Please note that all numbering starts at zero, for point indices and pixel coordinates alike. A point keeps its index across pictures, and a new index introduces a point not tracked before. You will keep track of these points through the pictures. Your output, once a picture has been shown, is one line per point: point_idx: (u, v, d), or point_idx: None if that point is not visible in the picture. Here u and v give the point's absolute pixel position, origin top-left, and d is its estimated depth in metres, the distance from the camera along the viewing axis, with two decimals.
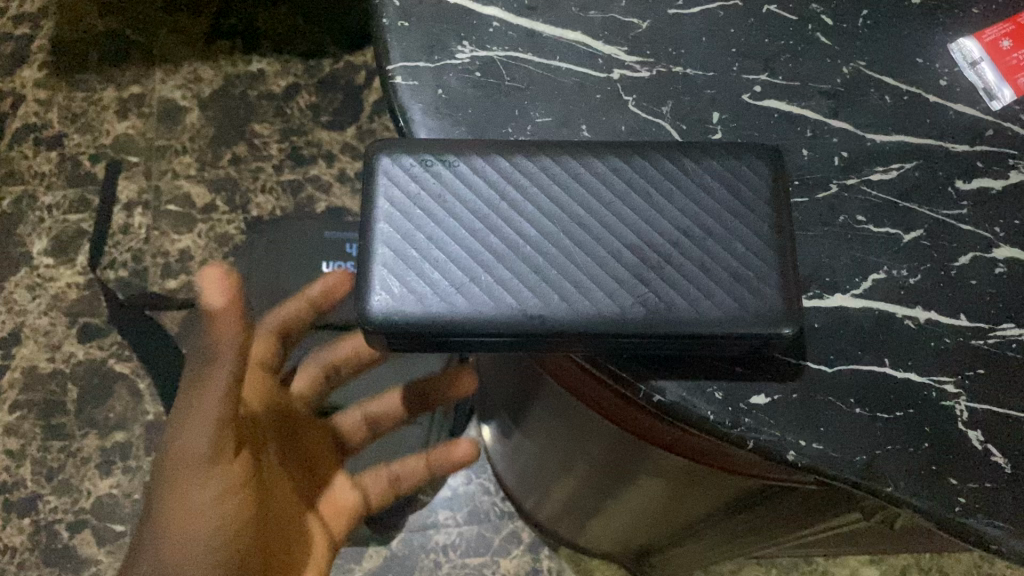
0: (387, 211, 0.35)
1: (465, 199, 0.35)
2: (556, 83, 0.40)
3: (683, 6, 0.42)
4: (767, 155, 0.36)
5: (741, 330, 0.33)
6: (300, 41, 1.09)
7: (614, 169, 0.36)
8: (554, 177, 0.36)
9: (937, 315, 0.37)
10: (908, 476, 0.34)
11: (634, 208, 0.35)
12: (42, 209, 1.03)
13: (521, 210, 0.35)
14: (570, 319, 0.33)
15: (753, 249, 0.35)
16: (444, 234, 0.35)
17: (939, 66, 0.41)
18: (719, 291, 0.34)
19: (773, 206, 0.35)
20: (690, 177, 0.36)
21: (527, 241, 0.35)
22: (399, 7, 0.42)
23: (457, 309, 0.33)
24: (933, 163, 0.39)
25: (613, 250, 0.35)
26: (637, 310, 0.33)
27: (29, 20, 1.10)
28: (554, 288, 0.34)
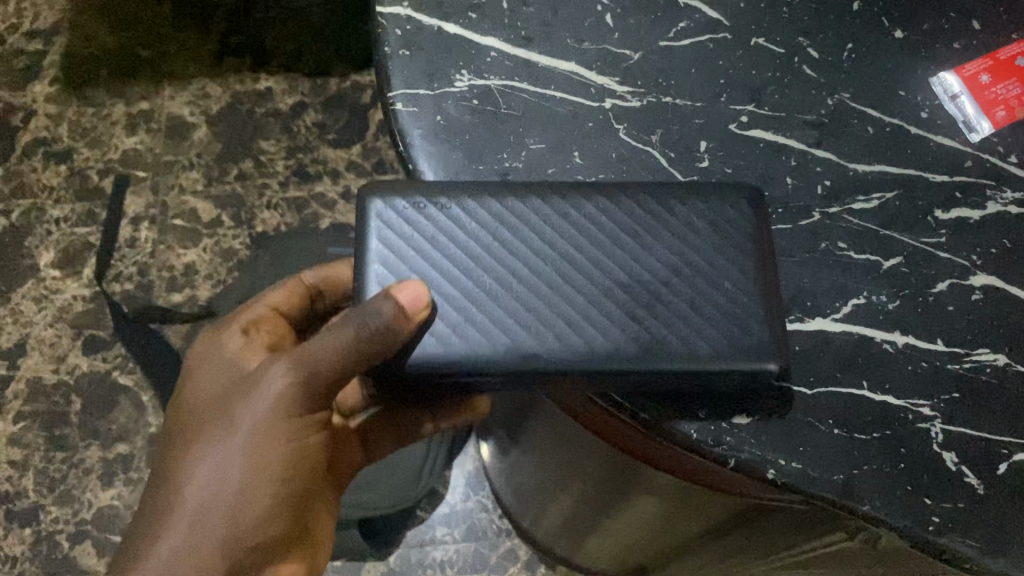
0: (381, 256, 0.36)
1: (458, 239, 0.37)
2: (549, 111, 0.42)
3: (673, 39, 0.44)
4: (750, 195, 0.38)
5: (730, 365, 0.35)
6: (307, 60, 1.11)
7: (601, 210, 0.37)
8: (542, 217, 0.37)
9: (914, 339, 0.38)
10: (885, 495, 0.35)
11: (622, 248, 0.37)
12: (50, 222, 1.05)
13: (511, 248, 0.36)
14: (563, 358, 0.34)
15: (740, 285, 0.36)
16: (437, 273, 0.36)
17: (921, 98, 0.43)
18: (706, 327, 0.35)
19: (758, 241, 0.37)
20: (675, 215, 0.37)
21: (519, 280, 0.36)
22: (401, 36, 0.44)
23: (453, 351, 0.35)
24: (913, 192, 0.41)
25: (603, 289, 0.36)
26: (626, 350, 0.35)
27: (42, 36, 1.12)
28: (547, 328, 0.35)
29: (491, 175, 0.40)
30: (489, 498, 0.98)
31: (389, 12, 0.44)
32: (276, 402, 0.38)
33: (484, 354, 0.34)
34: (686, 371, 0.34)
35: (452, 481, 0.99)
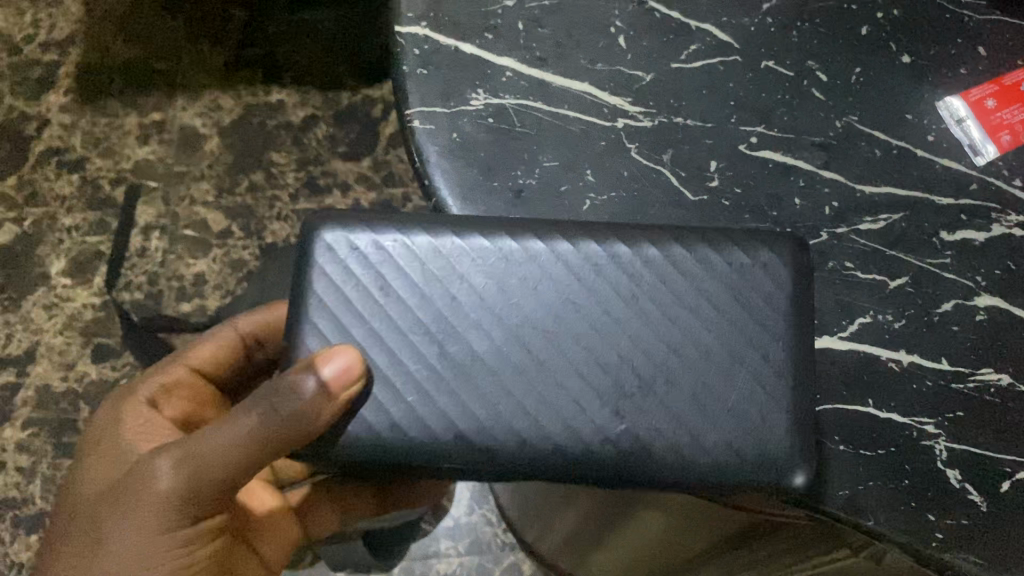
0: (324, 311, 0.35)
1: (412, 297, 0.35)
2: (563, 130, 0.43)
3: (685, 60, 0.44)
4: (793, 247, 0.36)
5: (725, 475, 0.33)
6: (319, 74, 1.12)
7: (602, 268, 0.35)
8: (527, 275, 0.35)
9: (919, 358, 0.39)
10: (890, 511, 0.36)
11: (619, 320, 0.34)
12: (62, 230, 1.06)
13: (480, 314, 0.35)
14: (520, 453, 0.33)
15: (756, 374, 0.34)
16: (395, 339, 0.34)
17: (928, 122, 0.43)
18: (710, 431, 0.34)
19: (794, 323, 0.35)
20: (694, 281, 0.35)
21: (488, 354, 0.34)
22: (419, 55, 0.45)
23: (398, 434, 0.33)
24: (919, 214, 0.42)
25: (589, 371, 0.34)
26: (602, 448, 0.33)
27: (56, 47, 1.14)
28: (508, 415, 0.33)
29: (505, 193, 0.41)
30: (493, 512, 1.01)
31: (407, 32, 0.45)
32: (165, 499, 0.41)
33: (432, 442, 0.33)
34: (676, 478, 0.33)
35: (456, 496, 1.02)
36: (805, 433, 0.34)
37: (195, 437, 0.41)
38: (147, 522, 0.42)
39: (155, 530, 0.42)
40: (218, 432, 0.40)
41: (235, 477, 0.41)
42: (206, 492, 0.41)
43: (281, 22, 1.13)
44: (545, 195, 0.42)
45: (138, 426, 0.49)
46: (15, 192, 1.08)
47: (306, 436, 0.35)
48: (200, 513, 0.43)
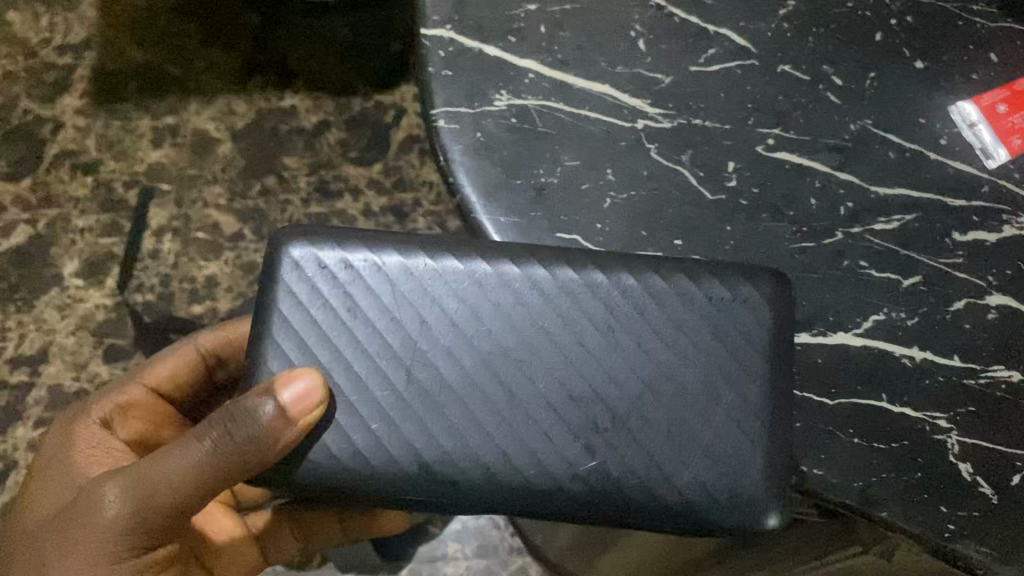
0: (289, 331, 0.35)
1: (381, 321, 0.35)
2: (584, 130, 0.44)
3: (704, 64, 0.46)
4: (775, 283, 0.36)
5: (692, 513, 0.34)
6: (331, 81, 1.13)
7: (578, 296, 0.35)
8: (501, 302, 0.35)
9: (931, 355, 0.40)
10: (903, 502, 0.37)
11: (592, 351, 0.35)
12: (75, 232, 1.07)
13: (451, 342, 0.35)
14: (486, 485, 0.34)
15: (732, 413, 0.35)
16: (364, 363, 0.35)
17: (940, 126, 0.44)
18: (682, 467, 0.34)
19: (771, 363, 0.35)
20: (672, 314, 0.35)
21: (456, 381, 0.35)
22: (444, 57, 0.46)
23: (359, 463, 0.34)
24: (932, 215, 0.43)
25: (558, 401, 0.35)
26: (572, 484, 0.34)
27: (72, 50, 1.14)
28: (476, 446, 0.34)
29: (527, 191, 0.43)
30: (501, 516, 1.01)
31: (432, 34, 0.46)
32: (114, 527, 0.42)
33: (397, 472, 0.34)
34: (644, 515, 0.34)
35: None
36: (779, 474, 0.35)
37: (144, 467, 0.42)
38: (95, 554, 0.43)
39: (102, 561, 0.43)
40: (169, 461, 0.41)
41: (183, 506, 0.42)
42: (157, 517, 0.42)
43: (295, 26, 1.15)
44: (566, 193, 0.43)
45: (91, 448, 0.53)
46: (29, 193, 1.08)
47: (263, 462, 0.35)
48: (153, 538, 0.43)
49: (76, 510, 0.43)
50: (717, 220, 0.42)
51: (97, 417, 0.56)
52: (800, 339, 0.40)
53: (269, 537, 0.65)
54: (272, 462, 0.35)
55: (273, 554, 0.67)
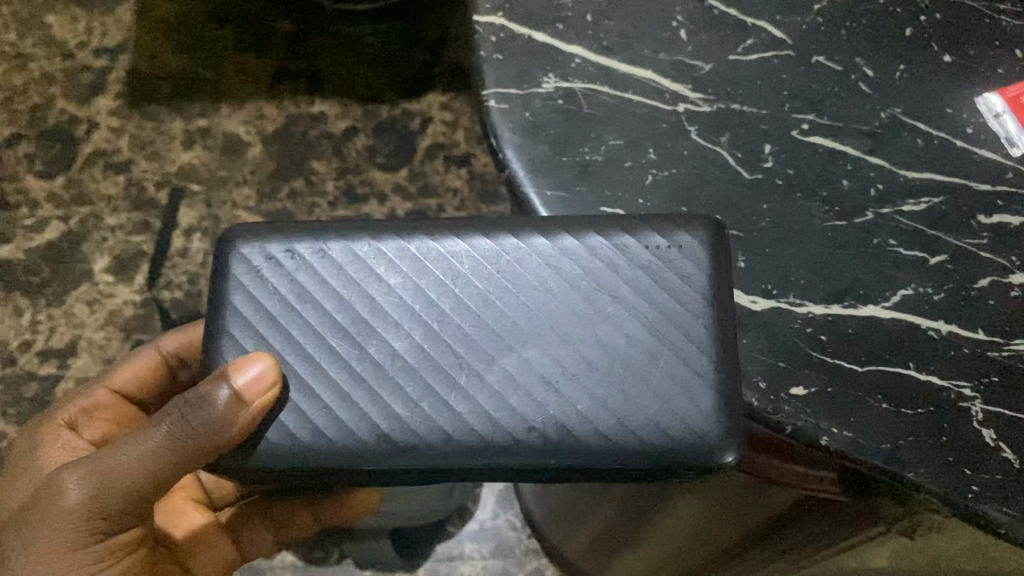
0: (244, 325, 0.38)
1: (330, 300, 0.38)
2: (628, 112, 0.46)
3: (741, 53, 0.48)
4: (711, 230, 0.39)
5: (655, 455, 0.36)
6: (360, 88, 1.14)
7: (521, 261, 0.38)
8: (446, 274, 0.38)
9: (957, 328, 0.42)
10: (929, 464, 0.39)
11: (539, 314, 0.38)
12: (107, 229, 1.08)
13: (400, 313, 0.38)
14: (444, 450, 0.35)
15: (680, 357, 0.37)
16: (320, 341, 0.37)
17: (967, 115, 0.47)
18: (637, 410, 0.36)
19: (717, 307, 0.38)
20: (613, 270, 0.38)
21: (410, 343, 0.37)
22: (495, 42, 0.48)
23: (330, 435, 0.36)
24: (958, 198, 0.45)
25: (508, 358, 0.37)
26: (531, 441, 0.36)
27: (108, 52, 1.15)
28: (433, 410, 0.36)
29: (573, 167, 0.45)
30: (517, 518, 1.03)
31: (484, 21, 0.49)
32: (74, 514, 0.45)
33: (355, 444, 0.36)
34: (608, 464, 0.36)
35: (482, 498, 1.03)
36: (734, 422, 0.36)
37: (103, 454, 0.44)
38: (58, 540, 0.45)
39: (65, 546, 0.46)
40: (127, 449, 0.43)
41: (141, 492, 0.44)
42: (115, 507, 0.45)
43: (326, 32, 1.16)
44: (609, 170, 0.45)
45: (57, 451, 0.55)
46: (62, 191, 1.10)
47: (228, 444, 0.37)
48: (113, 526, 0.46)
49: (35, 499, 0.45)
50: (753, 198, 0.44)
51: (60, 421, 0.58)
52: (833, 310, 0.42)
53: (246, 535, 0.64)
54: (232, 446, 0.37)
55: (253, 553, 0.65)
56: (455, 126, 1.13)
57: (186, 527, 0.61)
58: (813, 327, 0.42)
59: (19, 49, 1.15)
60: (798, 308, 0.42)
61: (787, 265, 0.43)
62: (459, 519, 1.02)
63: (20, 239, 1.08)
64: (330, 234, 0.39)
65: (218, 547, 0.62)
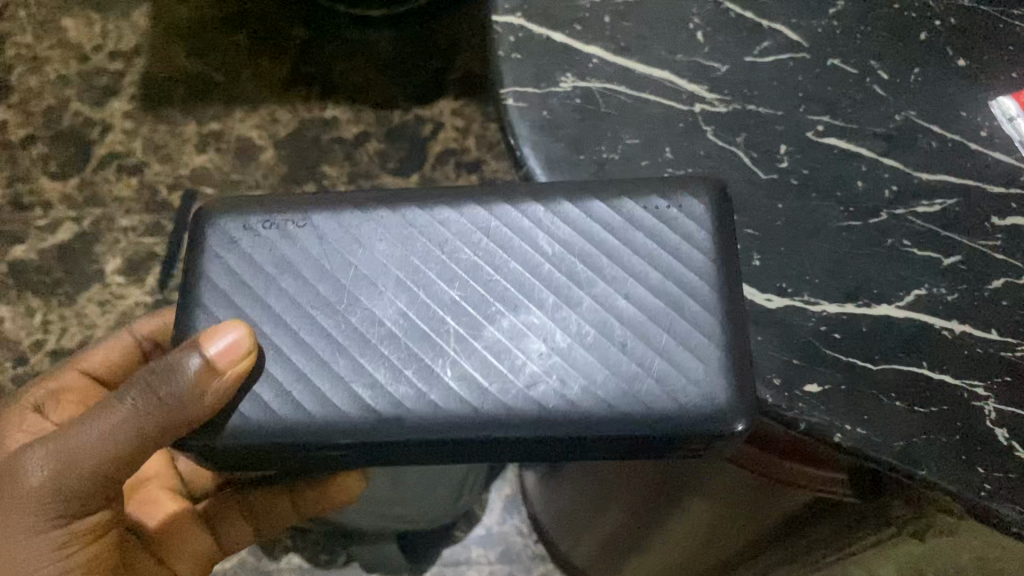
0: (222, 300, 0.40)
1: (310, 270, 0.40)
2: (645, 112, 0.47)
3: (758, 55, 0.48)
4: (715, 192, 0.41)
5: (657, 415, 0.37)
6: (372, 95, 1.11)
7: (510, 225, 0.41)
8: (441, 242, 0.41)
9: (970, 328, 0.42)
10: (942, 462, 0.39)
11: (535, 278, 0.40)
12: (118, 231, 1.06)
13: (387, 280, 0.40)
14: (430, 416, 0.37)
15: (676, 318, 0.39)
16: (304, 308, 0.40)
17: (980, 118, 0.47)
18: (631, 370, 0.38)
19: (723, 262, 0.40)
20: (611, 234, 0.40)
21: (400, 308, 0.39)
22: (514, 41, 0.49)
23: (327, 410, 0.37)
24: (972, 200, 0.45)
25: (498, 319, 0.39)
26: (524, 406, 0.37)
27: (123, 56, 1.11)
28: (418, 377, 0.38)
29: (589, 165, 0.45)
30: (525, 523, 1.02)
31: (504, 21, 0.50)
32: (39, 492, 0.45)
33: (339, 418, 0.37)
34: (600, 430, 0.37)
35: (489, 504, 1.03)
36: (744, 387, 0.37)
37: (65, 432, 0.44)
38: (24, 520, 0.45)
39: (29, 529, 0.46)
40: (89, 426, 0.43)
41: (104, 471, 0.44)
42: (80, 486, 0.45)
43: (337, 40, 1.12)
44: (625, 169, 0.45)
45: (25, 429, 0.55)
46: (75, 192, 1.07)
47: (195, 420, 0.39)
48: (81, 507, 0.46)
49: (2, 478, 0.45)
50: (768, 198, 0.45)
51: (31, 402, 0.58)
52: (847, 309, 0.42)
53: (223, 526, 0.64)
54: (208, 419, 0.39)
55: (233, 546, 0.65)
56: (466, 134, 1.10)
57: (159, 514, 0.62)
58: (826, 325, 0.42)
59: (34, 52, 1.10)
60: (813, 306, 0.42)
61: (802, 265, 0.43)
62: (467, 522, 1.02)
63: (34, 240, 1.05)
64: (311, 208, 0.41)
65: (196, 537, 0.63)
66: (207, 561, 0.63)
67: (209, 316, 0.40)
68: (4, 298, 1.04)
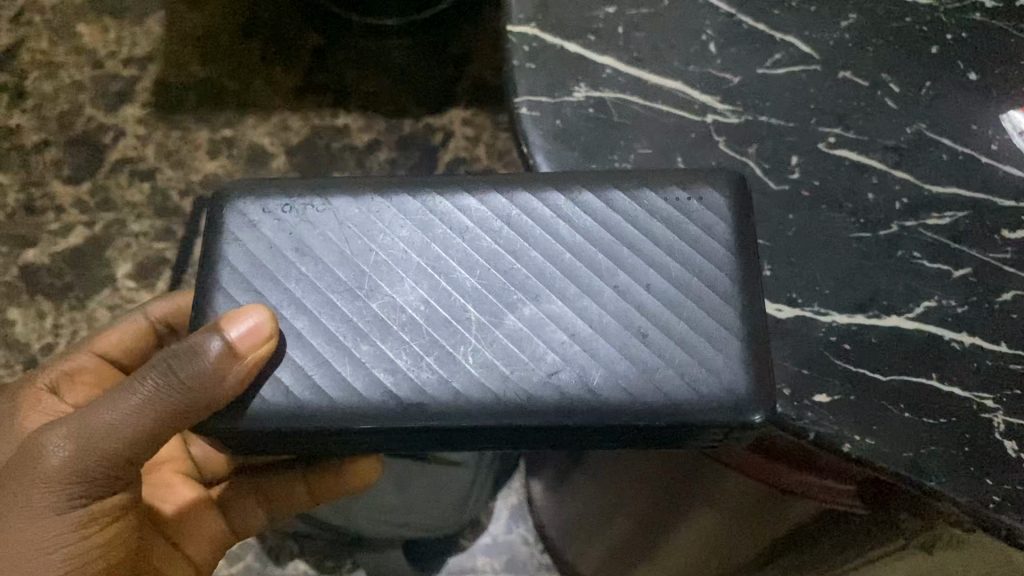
0: (242, 284, 0.40)
1: (329, 254, 0.40)
2: (658, 122, 0.47)
3: (770, 67, 0.49)
4: (733, 182, 0.41)
5: (679, 404, 0.37)
6: (384, 101, 1.10)
7: (531, 214, 0.41)
8: (462, 229, 0.41)
9: (980, 339, 0.42)
10: (951, 473, 0.39)
11: (556, 267, 0.40)
12: (130, 236, 1.05)
13: (408, 267, 0.40)
14: (453, 403, 0.37)
15: (697, 310, 0.39)
16: (324, 292, 0.40)
17: (991, 132, 0.47)
18: (653, 362, 0.38)
19: (742, 252, 0.40)
20: (631, 224, 0.41)
21: (421, 294, 0.40)
22: (528, 51, 0.49)
23: (348, 397, 0.37)
24: (983, 213, 0.45)
25: (518, 307, 0.39)
26: (546, 394, 0.37)
27: (137, 63, 1.11)
28: (439, 363, 0.38)
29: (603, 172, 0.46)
30: (531, 532, 1.02)
31: (518, 31, 0.50)
32: (60, 473, 0.44)
33: (360, 404, 0.37)
34: (622, 420, 0.37)
35: (495, 512, 1.03)
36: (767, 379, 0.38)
37: (85, 412, 0.44)
38: (44, 502, 0.45)
39: (48, 511, 0.45)
40: (110, 405, 0.43)
41: (126, 449, 0.44)
42: (102, 466, 0.44)
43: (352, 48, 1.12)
44: None
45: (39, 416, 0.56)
46: (88, 197, 1.06)
47: (215, 404, 0.39)
48: (101, 487, 0.46)
49: (18, 462, 0.44)
50: (780, 208, 0.45)
51: (43, 384, 0.58)
52: (857, 320, 0.43)
53: (235, 509, 0.64)
54: (225, 403, 0.38)
55: (245, 530, 0.66)
56: (477, 142, 1.09)
57: (175, 501, 0.62)
58: (836, 336, 0.42)
59: (50, 57, 1.11)
60: (823, 316, 0.43)
61: (812, 275, 0.43)
62: (473, 532, 1.02)
63: (46, 243, 1.05)
64: (330, 193, 0.41)
65: (208, 521, 0.64)
66: (219, 543, 0.64)
67: (231, 301, 0.40)
68: (14, 301, 1.04)
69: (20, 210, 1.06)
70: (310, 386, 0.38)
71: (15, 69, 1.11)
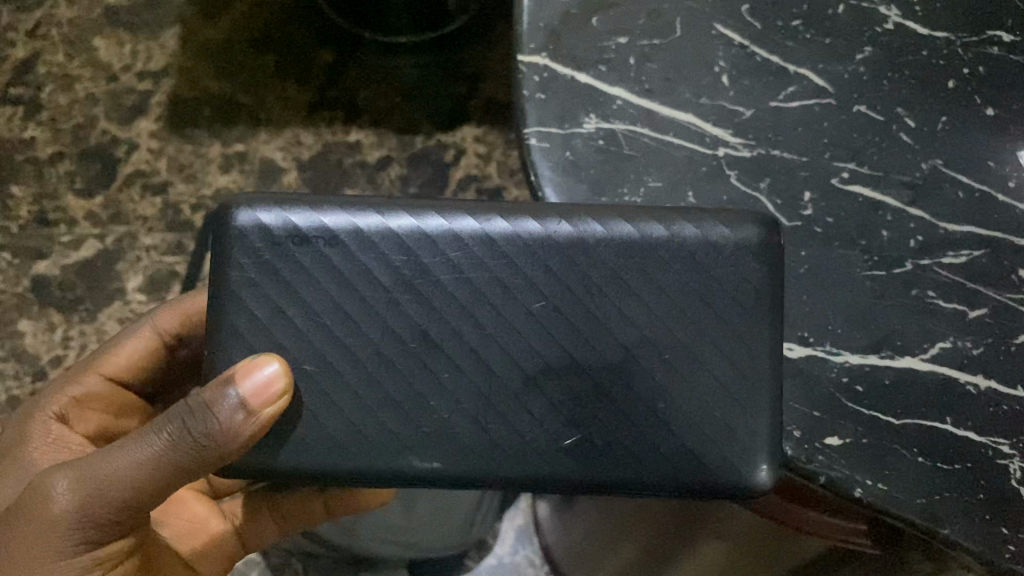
0: (254, 323, 0.39)
1: (343, 295, 0.39)
2: (669, 155, 0.47)
3: (784, 100, 0.48)
4: (763, 228, 0.40)
5: (682, 475, 0.39)
6: (397, 118, 1.07)
7: (549, 260, 0.39)
8: (475, 272, 0.39)
9: (995, 383, 0.43)
10: (963, 522, 0.41)
11: (568, 319, 0.39)
12: (141, 249, 1.04)
13: (423, 315, 0.39)
14: (468, 465, 0.39)
15: (710, 375, 0.39)
16: (339, 334, 0.39)
17: (1008, 169, 0.47)
18: (662, 429, 0.39)
19: (763, 305, 0.40)
20: (650, 275, 0.39)
21: (436, 346, 0.39)
22: (538, 80, 0.49)
23: (365, 448, 0.39)
24: (1000, 252, 0.45)
25: (533, 363, 0.39)
26: (560, 460, 0.39)
27: (152, 77, 1.09)
28: (459, 425, 0.39)
29: None
30: (538, 554, 0.99)
31: (527, 60, 0.49)
32: (70, 517, 0.42)
33: (380, 458, 0.39)
34: (631, 485, 0.39)
35: (501, 532, 1.00)
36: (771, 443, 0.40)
37: (96, 458, 0.42)
38: (50, 545, 0.42)
39: (54, 555, 0.43)
40: (119, 453, 0.41)
41: (139, 499, 0.42)
42: (112, 515, 0.42)
43: (366, 66, 1.08)
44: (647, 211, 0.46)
45: (46, 444, 0.54)
46: (100, 210, 1.05)
47: (232, 454, 0.39)
48: (109, 534, 0.44)
49: (26, 500, 0.42)
50: (793, 245, 0.45)
51: (54, 411, 0.56)
52: (870, 360, 0.43)
53: (249, 530, 0.62)
54: (239, 453, 0.39)
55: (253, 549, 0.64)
56: (488, 160, 1.06)
57: (186, 513, 0.61)
58: (849, 377, 0.43)
59: (65, 71, 1.09)
60: (835, 357, 0.43)
61: (826, 314, 0.43)
62: (477, 552, 0.98)
63: (57, 255, 1.05)
64: (338, 222, 0.39)
65: (217, 540, 0.61)
66: (226, 564, 0.61)
67: (244, 347, 0.39)
68: (25, 312, 1.04)
69: (32, 222, 1.05)
70: (325, 436, 0.39)
71: (30, 82, 1.09)
